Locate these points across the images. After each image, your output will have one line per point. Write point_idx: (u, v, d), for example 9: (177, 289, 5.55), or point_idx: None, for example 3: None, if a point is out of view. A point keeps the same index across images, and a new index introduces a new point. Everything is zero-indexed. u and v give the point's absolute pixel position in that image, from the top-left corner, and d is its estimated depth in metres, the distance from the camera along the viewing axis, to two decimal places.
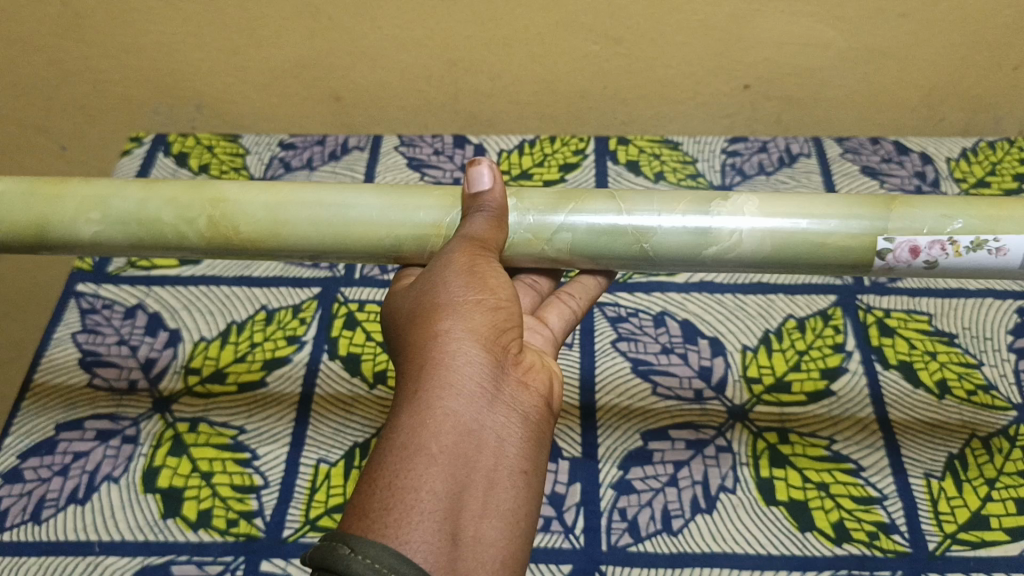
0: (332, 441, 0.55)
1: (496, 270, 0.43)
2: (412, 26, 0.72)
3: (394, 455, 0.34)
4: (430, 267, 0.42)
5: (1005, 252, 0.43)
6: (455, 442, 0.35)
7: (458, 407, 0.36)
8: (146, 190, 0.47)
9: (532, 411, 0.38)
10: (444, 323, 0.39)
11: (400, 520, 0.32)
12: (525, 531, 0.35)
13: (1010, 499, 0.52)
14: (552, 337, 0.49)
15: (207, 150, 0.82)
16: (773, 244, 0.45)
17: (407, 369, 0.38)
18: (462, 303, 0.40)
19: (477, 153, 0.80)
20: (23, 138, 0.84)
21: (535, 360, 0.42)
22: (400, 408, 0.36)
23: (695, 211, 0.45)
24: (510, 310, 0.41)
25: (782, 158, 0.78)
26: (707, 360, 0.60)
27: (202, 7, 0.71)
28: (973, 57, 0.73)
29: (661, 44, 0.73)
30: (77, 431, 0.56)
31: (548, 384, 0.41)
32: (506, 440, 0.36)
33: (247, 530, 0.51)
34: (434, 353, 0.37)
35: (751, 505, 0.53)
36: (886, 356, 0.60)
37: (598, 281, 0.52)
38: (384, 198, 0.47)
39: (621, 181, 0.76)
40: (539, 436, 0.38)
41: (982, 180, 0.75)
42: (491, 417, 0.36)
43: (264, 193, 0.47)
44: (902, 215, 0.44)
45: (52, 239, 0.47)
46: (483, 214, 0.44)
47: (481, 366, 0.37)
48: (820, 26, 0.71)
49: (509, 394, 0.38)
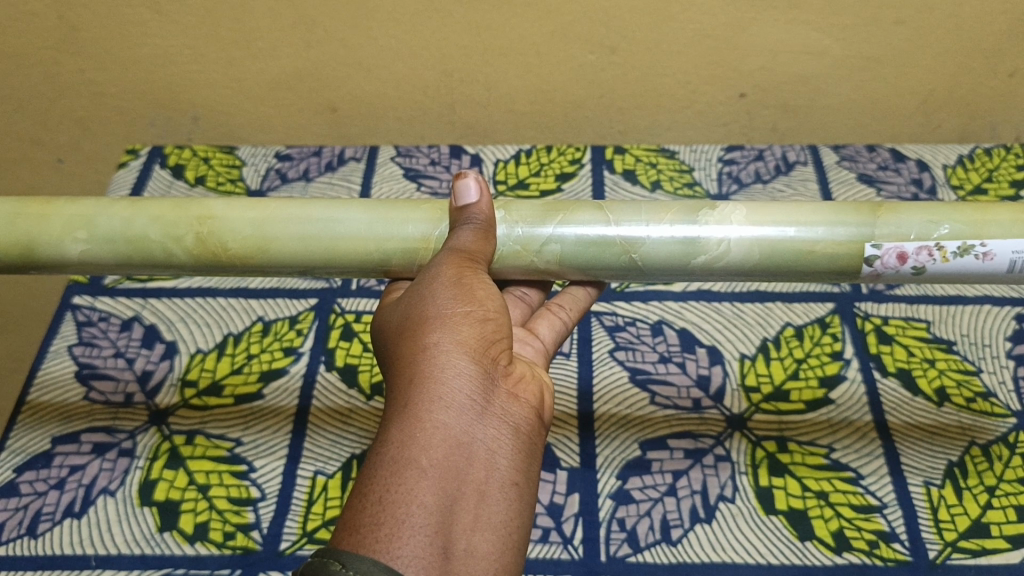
0: (329, 453, 0.55)
1: (485, 282, 0.43)
2: (407, 37, 0.72)
3: (383, 469, 0.34)
4: (419, 279, 0.42)
5: (992, 257, 0.43)
6: (445, 455, 0.35)
7: (447, 419, 0.35)
8: (133, 208, 0.47)
9: (523, 422, 0.38)
10: (433, 335, 0.38)
11: (391, 535, 0.32)
12: (518, 544, 0.35)
13: (1010, 506, 0.52)
14: (544, 349, 0.48)
15: (204, 162, 0.79)
16: (761, 252, 0.45)
17: (395, 383, 0.38)
18: (450, 315, 0.39)
19: (474, 163, 0.78)
20: (20, 151, 0.85)
21: (525, 372, 0.42)
22: (389, 422, 0.36)
23: (683, 221, 0.45)
24: (498, 322, 0.41)
25: (779, 167, 0.76)
26: (706, 368, 0.60)
27: (197, 20, 0.71)
28: (967, 64, 0.73)
29: (656, 54, 0.73)
30: (73, 445, 0.56)
31: (538, 395, 0.41)
32: (497, 453, 0.36)
33: (244, 543, 0.51)
34: (423, 365, 0.37)
35: (750, 514, 0.53)
36: (886, 364, 0.60)
37: (590, 293, 0.52)
38: (371, 212, 0.47)
39: (619, 190, 0.75)
40: (531, 448, 0.38)
41: (979, 187, 0.74)
42: (481, 430, 0.36)
43: (252, 209, 0.47)
44: (888, 222, 0.44)
45: (40, 258, 0.47)
46: (470, 226, 0.44)
47: (471, 378, 0.37)
48: (814, 34, 0.72)
49: (500, 406, 0.38)
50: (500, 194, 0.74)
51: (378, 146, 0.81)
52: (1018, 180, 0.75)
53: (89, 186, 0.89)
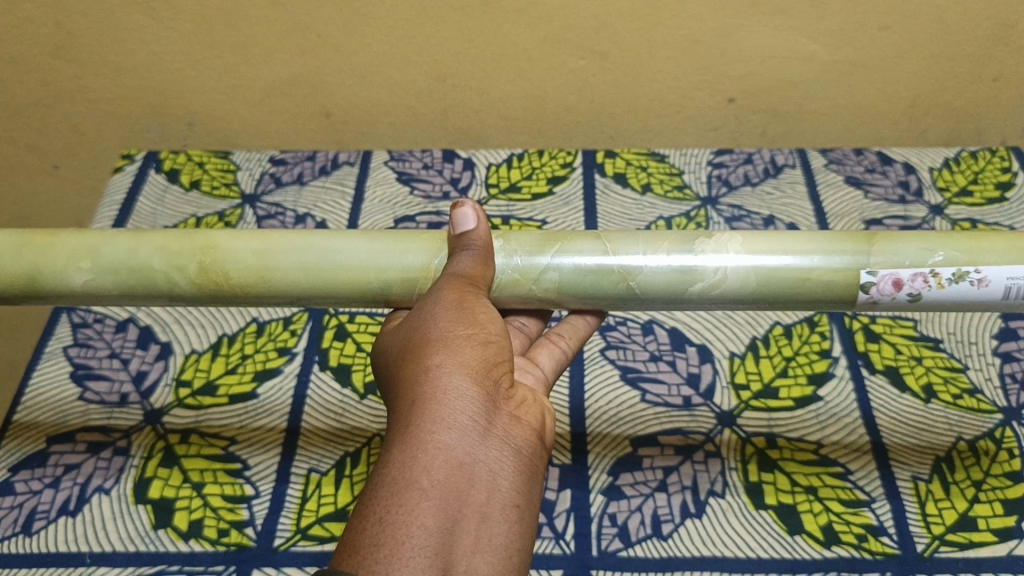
0: (323, 450, 0.56)
1: (486, 305, 0.43)
2: (401, 43, 0.73)
3: (385, 490, 0.34)
4: (421, 303, 0.43)
5: (987, 283, 0.44)
6: (447, 475, 0.35)
7: (449, 441, 0.36)
8: (136, 239, 0.48)
9: (525, 444, 0.39)
10: (436, 357, 0.39)
11: (391, 556, 0.32)
12: (517, 566, 0.36)
13: (997, 500, 0.53)
14: (543, 378, 0.49)
15: (199, 166, 0.80)
16: (758, 279, 0.45)
17: (398, 405, 0.39)
18: (453, 337, 0.40)
19: (466, 168, 0.79)
20: (18, 155, 0.86)
21: (527, 395, 0.42)
22: (392, 443, 0.37)
23: (679, 250, 0.46)
24: (500, 344, 0.41)
25: (767, 170, 0.77)
26: (695, 367, 0.61)
27: (193, 27, 0.72)
28: (953, 69, 0.75)
29: (646, 59, 0.74)
30: (68, 444, 0.57)
31: (540, 419, 0.42)
32: (499, 474, 0.37)
33: (238, 540, 0.51)
34: (426, 387, 0.38)
35: (740, 509, 0.53)
36: (873, 361, 0.61)
37: (588, 322, 0.53)
38: (371, 242, 0.48)
39: (609, 193, 0.75)
40: (532, 470, 0.38)
41: (965, 189, 0.75)
42: (483, 451, 0.37)
43: (254, 239, 0.48)
44: (884, 250, 0.45)
45: (43, 289, 0.48)
46: (470, 252, 0.45)
47: (473, 400, 0.38)
48: (802, 39, 0.73)
49: (501, 428, 0.38)
50: (492, 197, 0.75)
51: (372, 150, 0.82)
52: (1003, 182, 0.76)
53: (88, 189, 0.90)
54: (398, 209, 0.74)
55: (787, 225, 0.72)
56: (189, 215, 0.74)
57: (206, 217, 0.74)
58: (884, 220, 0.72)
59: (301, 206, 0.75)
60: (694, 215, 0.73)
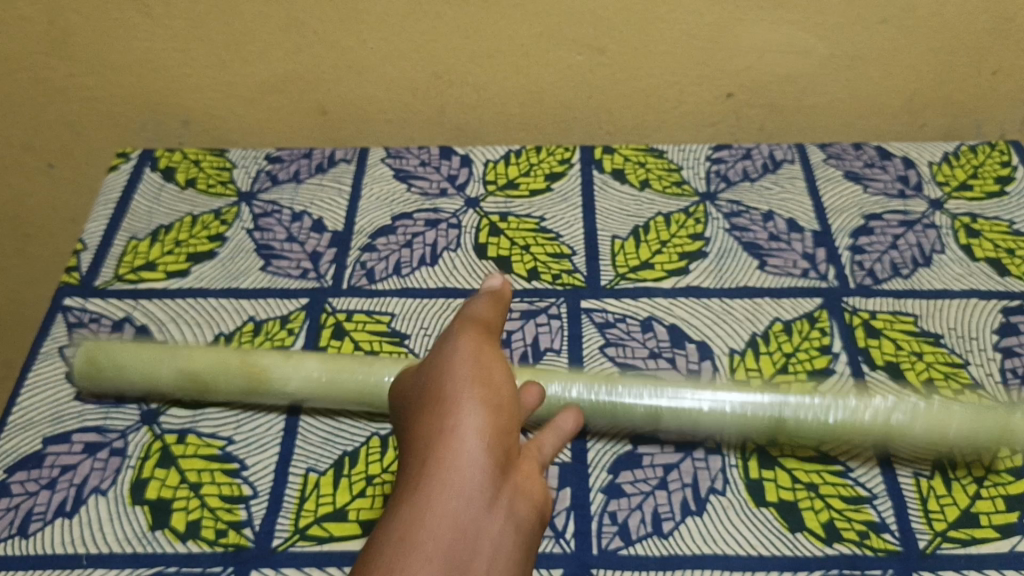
0: (320, 450, 0.55)
1: (503, 367, 0.43)
2: (397, 40, 0.73)
3: (386, 554, 0.34)
4: (438, 355, 0.43)
5: None
6: (450, 545, 0.35)
7: (457, 509, 0.36)
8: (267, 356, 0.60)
9: (527, 521, 0.38)
10: (451, 418, 0.39)
11: None
12: None
13: (999, 496, 0.53)
14: (546, 461, 0.46)
15: (194, 164, 0.79)
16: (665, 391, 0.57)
17: (410, 463, 0.39)
18: (470, 397, 0.40)
19: (463, 164, 0.78)
20: (13, 154, 0.86)
21: (534, 469, 0.42)
22: (400, 504, 0.37)
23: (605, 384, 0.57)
24: (513, 410, 0.41)
25: (766, 165, 0.77)
26: (695, 363, 0.61)
27: (187, 24, 0.72)
28: (951, 62, 0.75)
29: (644, 55, 0.74)
30: (65, 444, 0.56)
31: (545, 495, 0.41)
32: (500, 549, 0.36)
33: (237, 540, 0.51)
34: (438, 450, 0.38)
35: (741, 506, 0.53)
36: (873, 357, 0.61)
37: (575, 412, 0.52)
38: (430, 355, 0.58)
39: (607, 190, 0.75)
40: (530, 549, 0.38)
41: (964, 183, 0.74)
42: (488, 524, 0.36)
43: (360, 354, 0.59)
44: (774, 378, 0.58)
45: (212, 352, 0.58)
46: (483, 304, 0.48)
47: (484, 469, 0.37)
48: (801, 33, 0.72)
49: (508, 501, 0.38)
50: (489, 194, 0.75)
51: (369, 147, 0.81)
52: (1003, 176, 0.75)
53: (83, 188, 0.90)
54: (395, 206, 0.74)
55: (787, 221, 0.71)
56: (185, 214, 0.73)
57: (202, 215, 0.73)
58: (883, 215, 0.72)
59: (297, 204, 0.74)
60: (693, 211, 0.72)
